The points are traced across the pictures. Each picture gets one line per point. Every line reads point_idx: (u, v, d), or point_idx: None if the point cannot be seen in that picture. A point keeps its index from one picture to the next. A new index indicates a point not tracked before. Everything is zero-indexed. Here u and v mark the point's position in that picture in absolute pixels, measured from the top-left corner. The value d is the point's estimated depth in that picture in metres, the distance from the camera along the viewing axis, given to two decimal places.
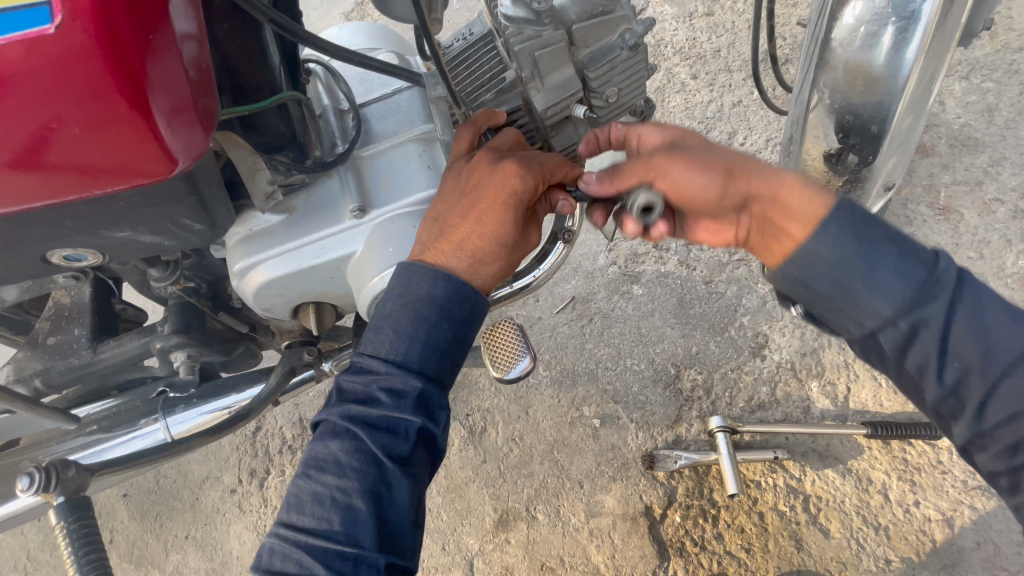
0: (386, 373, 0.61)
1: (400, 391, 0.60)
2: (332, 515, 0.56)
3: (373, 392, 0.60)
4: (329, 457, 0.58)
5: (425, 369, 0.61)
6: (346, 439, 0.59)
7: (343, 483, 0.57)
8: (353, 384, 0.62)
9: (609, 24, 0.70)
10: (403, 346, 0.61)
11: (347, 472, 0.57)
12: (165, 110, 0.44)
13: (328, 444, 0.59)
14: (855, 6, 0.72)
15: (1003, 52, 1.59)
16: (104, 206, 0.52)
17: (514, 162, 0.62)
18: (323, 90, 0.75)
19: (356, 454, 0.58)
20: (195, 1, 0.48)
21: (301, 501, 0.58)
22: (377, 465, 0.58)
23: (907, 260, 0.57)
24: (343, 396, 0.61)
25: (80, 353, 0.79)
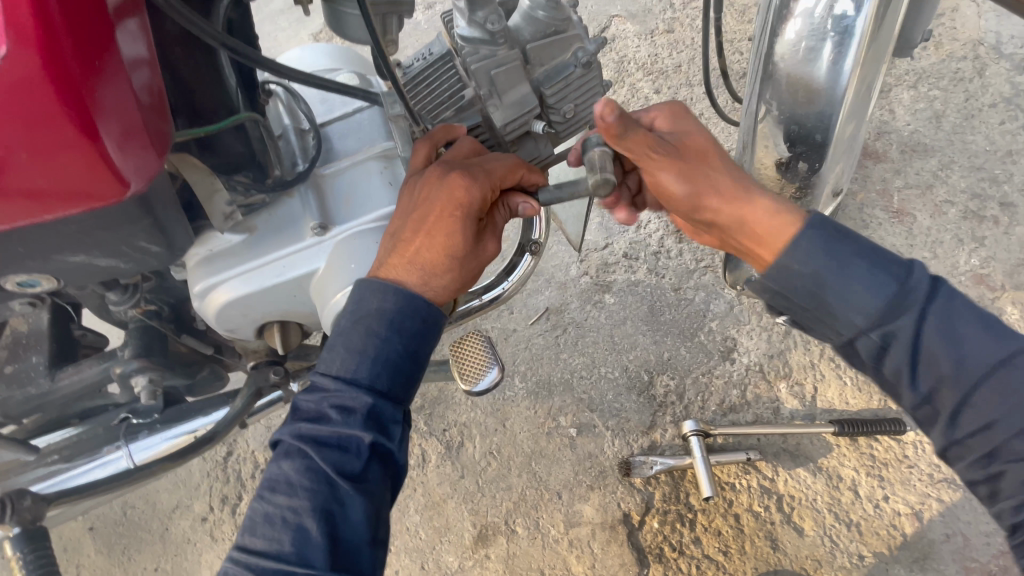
0: (336, 390, 0.61)
1: (349, 408, 0.60)
2: (283, 535, 0.56)
3: (324, 410, 0.60)
4: (281, 477, 0.59)
5: (377, 385, 0.62)
6: (298, 458, 0.59)
7: (294, 503, 0.57)
8: (308, 403, 0.62)
9: (562, 43, 0.72)
10: (353, 363, 0.61)
11: (298, 491, 0.57)
12: (115, 134, 0.44)
13: (281, 464, 0.59)
14: (795, 23, 0.76)
15: (946, 62, 1.69)
16: (53, 231, 0.51)
17: (461, 174, 0.64)
18: (284, 111, 0.75)
19: (307, 472, 0.58)
20: (144, 25, 0.49)
21: (254, 523, 0.58)
22: (329, 483, 0.58)
23: (876, 272, 0.62)
24: (297, 415, 0.62)
25: (39, 381, 0.77)
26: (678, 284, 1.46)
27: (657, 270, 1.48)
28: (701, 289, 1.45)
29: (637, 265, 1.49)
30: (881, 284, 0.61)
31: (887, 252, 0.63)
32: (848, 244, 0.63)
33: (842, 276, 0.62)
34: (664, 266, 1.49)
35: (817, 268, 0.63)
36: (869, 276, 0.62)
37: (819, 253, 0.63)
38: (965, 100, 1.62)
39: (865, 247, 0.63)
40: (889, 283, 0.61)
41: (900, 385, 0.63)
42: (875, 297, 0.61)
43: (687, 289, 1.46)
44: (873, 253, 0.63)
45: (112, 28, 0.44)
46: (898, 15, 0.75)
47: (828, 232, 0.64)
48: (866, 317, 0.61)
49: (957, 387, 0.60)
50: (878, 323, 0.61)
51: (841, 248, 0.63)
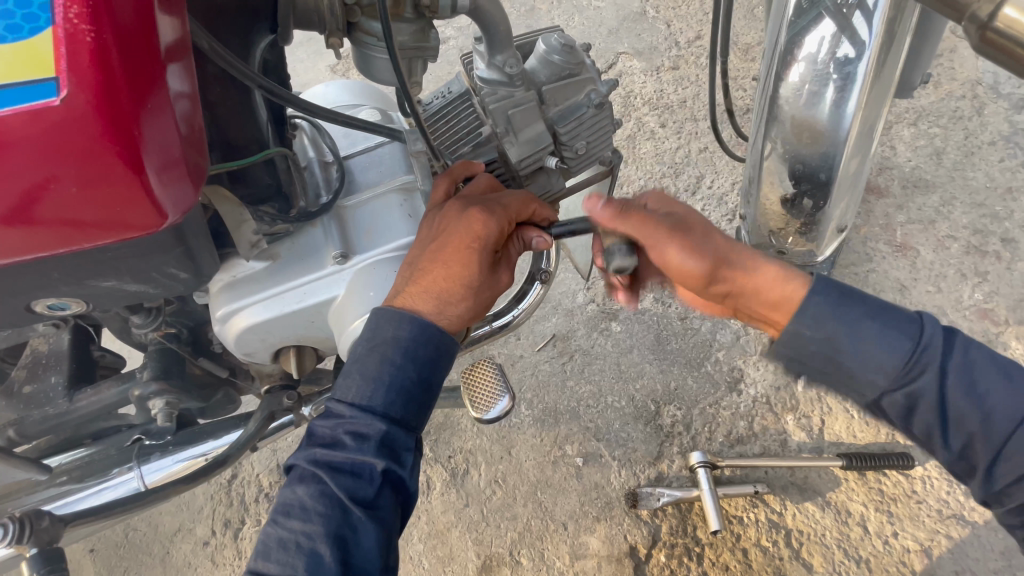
0: (352, 417, 0.62)
1: (364, 433, 0.61)
2: (296, 560, 0.56)
3: (339, 436, 0.62)
4: (295, 502, 0.59)
5: (391, 411, 0.63)
6: (312, 483, 0.60)
7: (308, 527, 0.57)
8: (322, 428, 0.63)
9: (576, 85, 0.76)
10: (368, 390, 0.63)
11: (311, 516, 0.58)
12: (158, 169, 0.47)
13: (294, 488, 0.60)
14: (798, 67, 0.79)
15: (945, 101, 1.73)
16: (92, 257, 0.54)
17: (479, 209, 0.67)
18: (309, 144, 0.79)
19: (321, 498, 0.59)
20: (190, 66, 0.52)
21: (267, 548, 0.58)
22: (343, 509, 0.58)
23: (889, 330, 0.63)
24: (312, 440, 0.63)
25: (57, 402, 0.78)
26: (684, 314, 1.48)
27: (663, 299, 1.50)
28: (707, 319, 1.47)
29: (644, 294, 1.51)
30: (898, 351, 0.63)
31: (897, 310, 0.65)
32: (861, 301, 0.65)
33: (855, 338, 0.64)
34: (670, 295, 1.50)
35: (829, 332, 0.65)
36: (883, 330, 0.63)
37: (826, 308, 0.65)
38: (965, 138, 1.66)
39: (876, 305, 0.65)
40: (910, 339, 0.63)
41: (932, 443, 0.64)
42: (891, 365, 0.63)
43: (693, 318, 1.47)
44: (885, 308, 0.65)
45: (162, 71, 0.47)
46: (900, 58, 0.78)
47: (833, 291, 0.66)
48: (889, 374, 0.63)
49: (988, 442, 0.60)
50: (901, 379, 0.63)
51: (846, 305, 0.65)
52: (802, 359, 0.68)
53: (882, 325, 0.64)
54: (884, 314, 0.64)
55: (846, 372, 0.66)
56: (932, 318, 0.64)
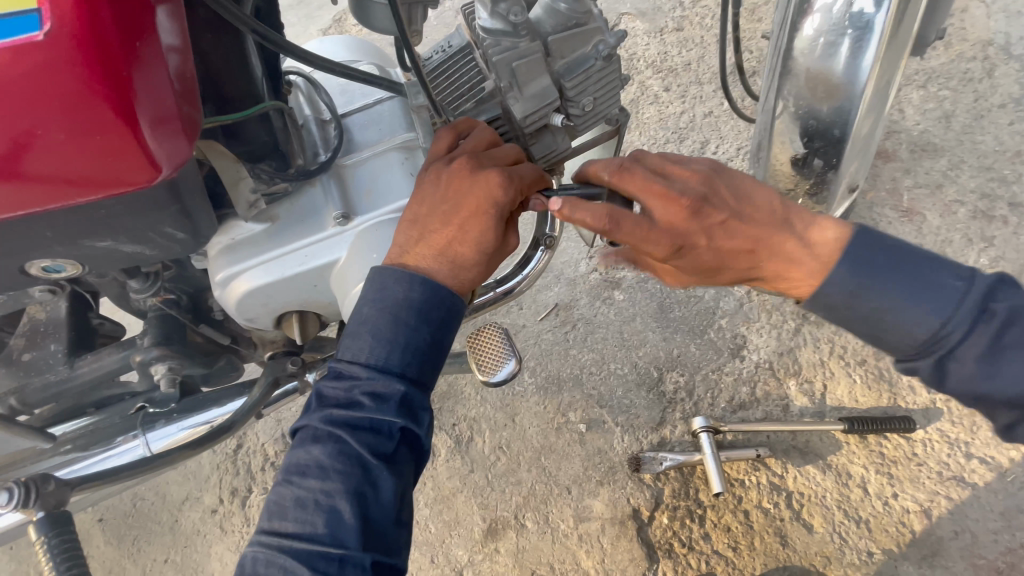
0: (368, 378, 0.61)
1: (382, 395, 0.61)
2: (316, 518, 0.56)
3: (355, 397, 0.61)
4: (311, 462, 0.59)
5: (408, 372, 0.63)
6: (328, 443, 0.59)
7: (327, 486, 0.57)
8: (332, 390, 0.62)
9: (582, 36, 0.73)
10: (384, 352, 0.62)
11: (330, 474, 0.58)
12: (150, 119, 0.44)
13: (309, 449, 0.60)
14: (814, 19, 0.76)
15: (956, 62, 1.69)
16: (86, 214, 0.52)
17: (497, 171, 0.63)
18: (304, 101, 0.76)
19: (339, 456, 0.58)
20: (179, 13, 0.49)
21: (283, 508, 0.58)
22: (363, 465, 0.58)
23: (933, 291, 0.60)
24: (324, 402, 0.62)
25: (57, 369, 0.77)
26: None
27: None
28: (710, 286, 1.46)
29: None
30: (937, 306, 0.60)
31: (938, 269, 0.61)
32: (889, 265, 0.62)
33: (887, 296, 0.62)
34: None
35: (857, 290, 0.63)
36: (919, 293, 0.60)
37: (853, 284, 0.63)
38: (975, 100, 1.62)
39: (914, 264, 0.62)
40: (948, 301, 0.60)
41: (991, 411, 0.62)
42: (932, 318, 0.60)
43: (697, 286, 1.46)
44: (931, 265, 0.62)
45: (150, 13, 0.44)
46: (920, 13, 0.74)
47: (868, 254, 0.63)
48: (921, 340, 0.61)
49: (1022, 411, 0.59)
50: (934, 344, 0.61)
51: (885, 271, 0.62)
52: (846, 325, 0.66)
53: (914, 277, 0.61)
54: (927, 271, 0.61)
55: (883, 335, 0.64)
56: (985, 278, 0.60)
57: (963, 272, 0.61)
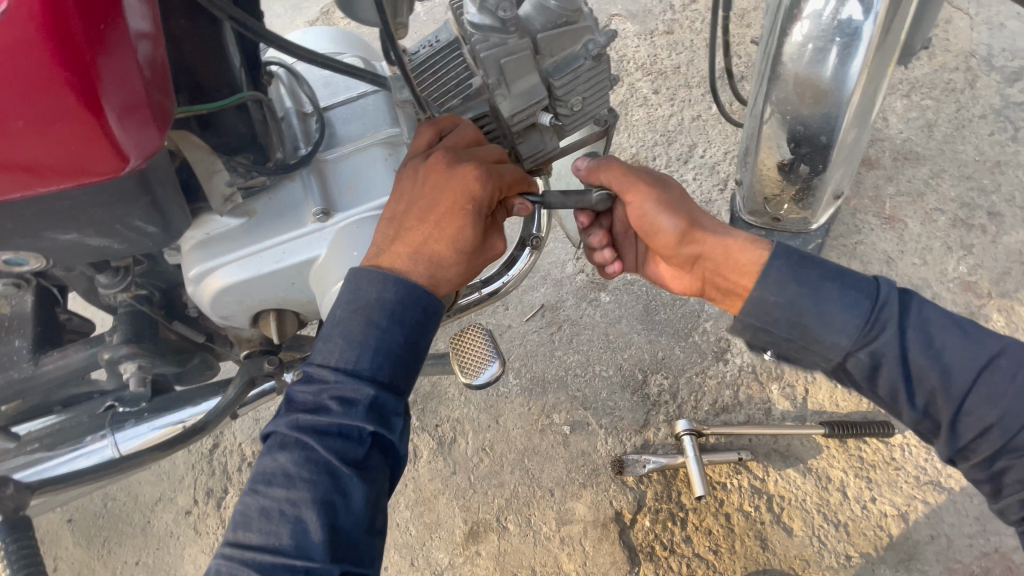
0: (337, 382, 0.59)
1: (351, 399, 0.59)
2: (281, 529, 0.55)
3: (324, 402, 0.59)
4: (277, 470, 0.57)
5: (379, 376, 0.61)
6: (295, 450, 0.58)
7: (293, 494, 0.56)
8: (303, 395, 0.60)
9: (573, 34, 0.72)
10: (354, 355, 0.60)
11: (296, 483, 0.56)
12: (118, 106, 0.42)
13: (276, 457, 0.58)
14: (803, 24, 0.76)
15: (939, 72, 1.72)
16: (49, 205, 0.49)
17: (474, 166, 0.63)
18: (286, 93, 0.73)
19: (306, 463, 0.57)
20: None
21: (249, 518, 0.56)
22: (331, 473, 0.56)
23: (850, 293, 0.65)
24: (293, 406, 0.60)
25: (21, 366, 0.74)
26: None
27: None
28: None
29: None
30: (856, 308, 0.65)
31: (853, 277, 0.67)
32: (812, 270, 0.67)
33: (817, 300, 0.66)
34: None
35: (793, 299, 0.67)
36: (843, 292, 0.66)
37: (789, 277, 0.68)
38: (957, 110, 1.65)
39: (835, 273, 0.67)
40: (867, 304, 0.65)
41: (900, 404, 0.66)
42: (853, 321, 0.65)
43: (682, 289, 1.46)
44: (840, 271, 0.67)
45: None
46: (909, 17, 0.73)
47: (790, 260, 0.68)
48: (850, 340, 0.65)
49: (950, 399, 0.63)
50: (859, 343, 0.65)
51: (814, 276, 0.67)
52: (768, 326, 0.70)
53: (835, 284, 0.66)
54: (840, 276, 0.67)
55: (813, 339, 0.67)
56: (890, 286, 0.66)
57: (872, 280, 0.67)
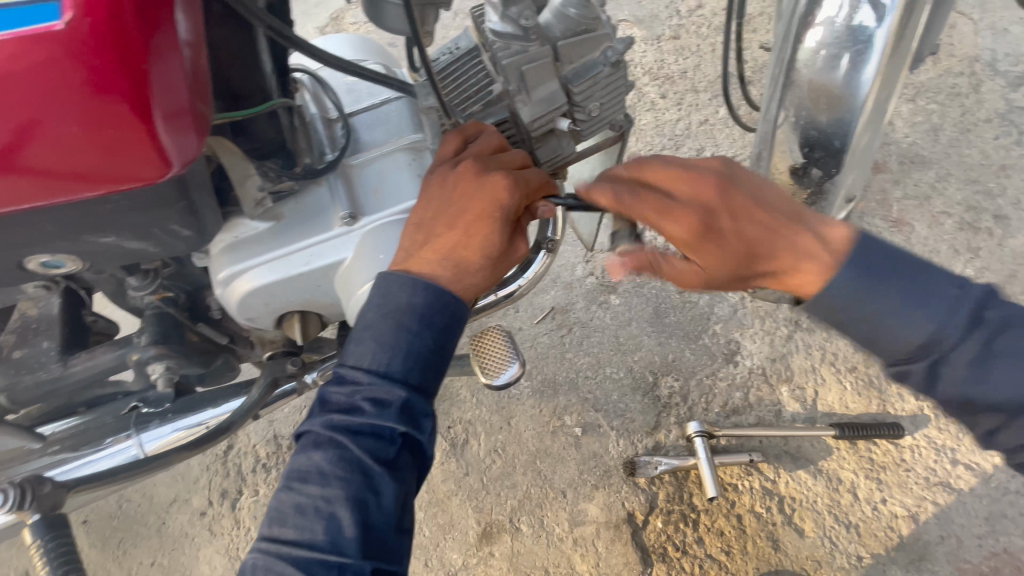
0: (370, 383, 0.61)
1: (384, 401, 0.60)
2: (315, 525, 0.56)
3: (357, 402, 0.60)
4: (312, 468, 0.59)
5: (410, 378, 0.62)
6: (329, 449, 0.59)
7: (327, 492, 0.57)
8: (337, 396, 0.62)
9: (592, 42, 0.73)
10: (386, 358, 0.61)
11: (330, 481, 0.57)
12: (165, 113, 0.44)
13: (311, 455, 0.60)
14: (816, 32, 0.78)
15: (944, 76, 1.73)
16: (90, 209, 0.50)
17: (503, 176, 0.65)
18: (311, 99, 0.75)
19: (340, 462, 0.58)
20: (197, 9, 0.48)
21: (284, 514, 0.58)
22: (364, 472, 0.58)
23: (928, 294, 0.59)
24: (327, 407, 0.62)
25: (49, 367, 0.75)
26: (682, 287, 1.48)
27: None
28: (705, 292, 1.47)
29: None
30: (932, 311, 0.59)
31: (933, 273, 0.61)
32: (895, 273, 0.61)
33: (886, 300, 0.60)
34: None
35: (862, 291, 0.61)
36: (921, 298, 0.59)
37: (852, 283, 0.61)
38: (962, 114, 1.67)
39: (914, 272, 0.60)
40: (943, 309, 0.59)
41: (949, 408, 0.62)
42: (927, 323, 0.58)
43: (691, 291, 1.48)
44: (920, 271, 0.61)
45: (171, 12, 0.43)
46: (922, 24, 0.75)
47: (874, 258, 0.61)
48: (914, 344, 0.59)
49: (1007, 412, 0.58)
50: (926, 349, 0.59)
51: (889, 275, 0.61)
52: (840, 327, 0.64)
53: (913, 286, 0.60)
54: (919, 277, 0.60)
55: (876, 339, 0.62)
56: (977, 287, 0.60)
57: (958, 280, 0.60)
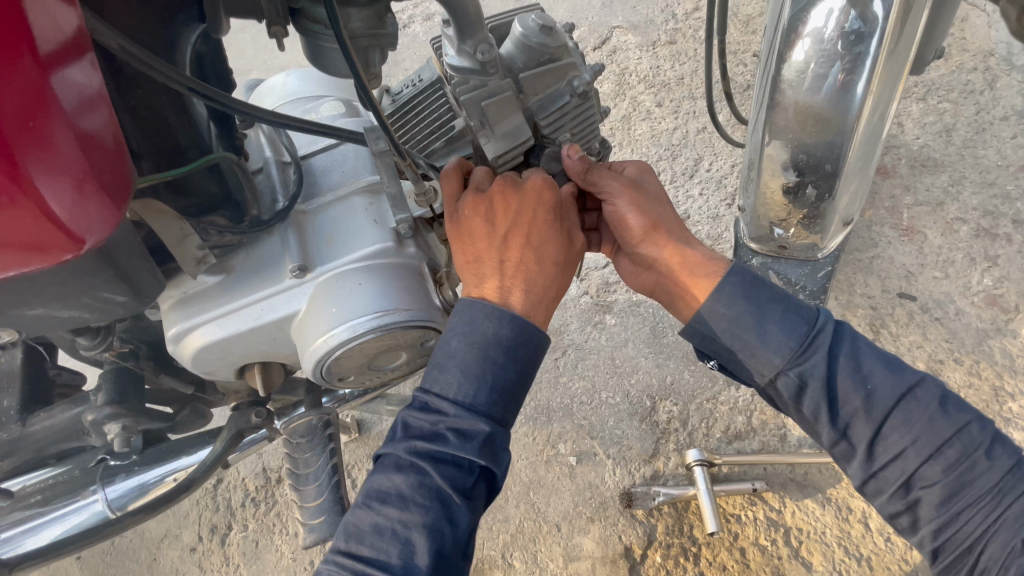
0: (454, 415, 0.57)
1: (466, 432, 0.57)
2: (391, 547, 0.54)
3: (440, 430, 0.57)
4: (392, 490, 0.56)
5: (493, 412, 0.58)
6: (410, 474, 0.57)
7: (406, 517, 0.55)
8: (419, 421, 0.59)
9: (557, 72, 0.69)
10: (471, 389, 0.58)
11: (410, 506, 0.55)
12: (67, 195, 0.41)
13: (391, 477, 0.57)
14: (804, 45, 0.71)
15: (957, 73, 1.65)
16: (9, 285, 0.48)
17: (539, 177, 0.66)
18: (265, 143, 0.72)
19: (420, 489, 0.56)
20: (91, 65, 0.43)
21: (361, 531, 0.56)
22: (442, 500, 0.56)
23: (792, 316, 0.64)
24: (410, 431, 0.59)
25: (9, 426, 0.73)
26: None
27: None
28: None
29: None
30: (789, 331, 0.63)
31: (796, 300, 0.65)
32: (762, 291, 0.66)
33: (761, 323, 0.64)
34: None
35: (739, 315, 0.65)
36: (784, 317, 0.64)
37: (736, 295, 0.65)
38: (977, 113, 1.58)
39: (778, 295, 0.65)
40: (803, 327, 0.63)
41: (820, 423, 0.62)
42: (788, 341, 0.63)
43: None
44: (786, 298, 0.65)
45: (47, 78, 0.38)
46: (923, 22, 0.69)
47: (748, 280, 0.66)
48: (781, 362, 0.63)
49: (871, 418, 0.60)
50: (798, 360, 0.62)
51: (764, 300, 0.65)
52: (715, 339, 0.68)
53: (785, 308, 0.64)
54: (787, 301, 0.65)
55: (745, 356, 0.65)
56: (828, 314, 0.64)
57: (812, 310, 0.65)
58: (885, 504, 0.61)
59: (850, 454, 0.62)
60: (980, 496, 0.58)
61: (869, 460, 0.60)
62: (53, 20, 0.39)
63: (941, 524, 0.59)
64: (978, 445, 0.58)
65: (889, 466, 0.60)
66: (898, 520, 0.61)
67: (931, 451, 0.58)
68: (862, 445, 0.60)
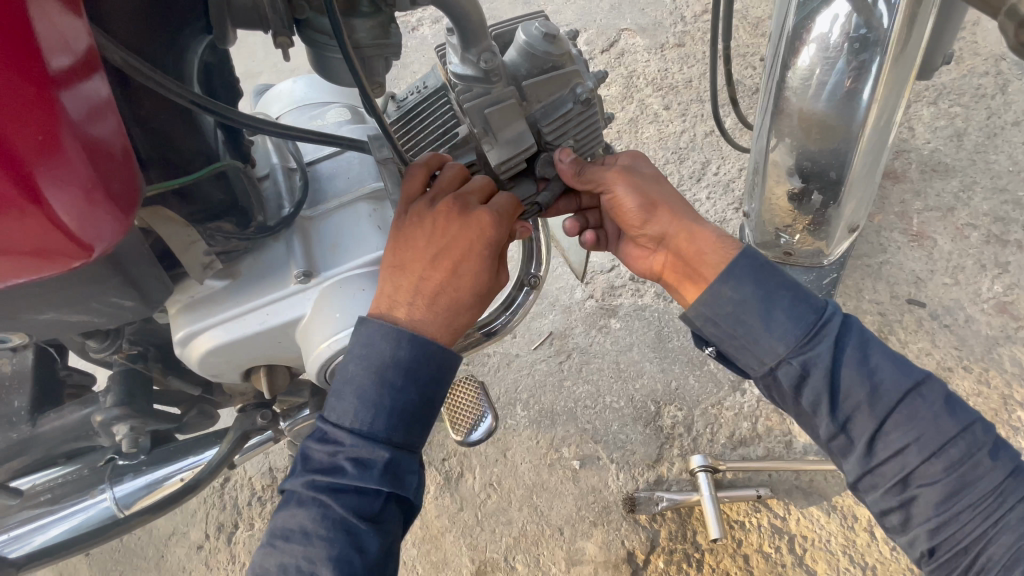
0: (352, 444, 0.58)
1: (366, 461, 0.58)
2: None
3: (339, 462, 0.58)
4: (295, 526, 0.57)
5: (393, 438, 0.59)
6: (312, 508, 0.57)
7: (309, 552, 0.56)
8: (318, 453, 0.59)
9: (560, 80, 0.69)
10: (368, 417, 0.58)
11: (313, 541, 0.56)
12: (77, 204, 0.42)
13: (294, 513, 0.58)
14: (809, 51, 0.71)
15: (969, 77, 1.63)
16: (19, 290, 0.49)
17: (490, 213, 0.64)
18: (271, 149, 0.73)
19: (323, 521, 0.56)
20: (98, 76, 0.44)
21: (269, 572, 0.57)
22: (347, 530, 0.56)
23: (799, 306, 0.63)
24: (308, 465, 0.59)
25: (20, 426, 0.75)
26: None
27: (664, 295, 1.45)
28: None
29: (644, 289, 1.46)
30: (795, 320, 0.62)
31: (805, 290, 0.65)
32: (769, 279, 0.65)
33: (765, 312, 0.64)
34: None
35: (746, 300, 0.65)
36: (790, 308, 0.63)
37: (746, 281, 0.65)
38: (989, 117, 1.56)
39: (787, 285, 0.65)
40: (811, 318, 0.63)
41: (818, 415, 0.61)
42: (792, 332, 0.62)
43: None
44: (794, 287, 0.65)
45: (58, 94, 0.39)
46: (929, 29, 0.68)
47: (757, 267, 0.66)
48: (785, 350, 0.62)
49: (873, 412, 0.59)
50: (806, 347, 0.62)
51: (771, 288, 0.65)
52: (710, 326, 0.67)
53: (792, 298, 0.64)
54: (794, 291, 0.64)
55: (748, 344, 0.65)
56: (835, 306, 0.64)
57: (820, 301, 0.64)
58: (878, 500, 0.61)
59: (847, 448, 0.61)
60: (980, 500, 0.57)
61: (868, 456, 0.60)
62: (62, 35, 0.40)
63: (936, 524, 0.58)
64: (981, 446, 0.58)
65: (887, 463, 0.59)
66: (888, 518, 0.61)
67: (932, 451, 0.58)
68: (862, 441, 0.60)
